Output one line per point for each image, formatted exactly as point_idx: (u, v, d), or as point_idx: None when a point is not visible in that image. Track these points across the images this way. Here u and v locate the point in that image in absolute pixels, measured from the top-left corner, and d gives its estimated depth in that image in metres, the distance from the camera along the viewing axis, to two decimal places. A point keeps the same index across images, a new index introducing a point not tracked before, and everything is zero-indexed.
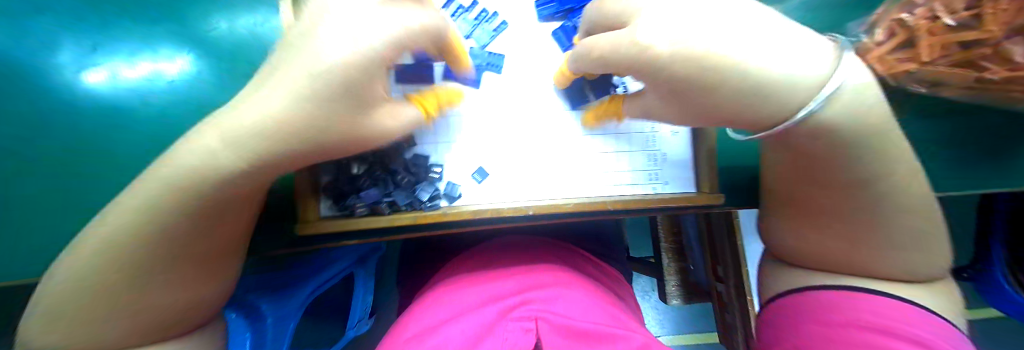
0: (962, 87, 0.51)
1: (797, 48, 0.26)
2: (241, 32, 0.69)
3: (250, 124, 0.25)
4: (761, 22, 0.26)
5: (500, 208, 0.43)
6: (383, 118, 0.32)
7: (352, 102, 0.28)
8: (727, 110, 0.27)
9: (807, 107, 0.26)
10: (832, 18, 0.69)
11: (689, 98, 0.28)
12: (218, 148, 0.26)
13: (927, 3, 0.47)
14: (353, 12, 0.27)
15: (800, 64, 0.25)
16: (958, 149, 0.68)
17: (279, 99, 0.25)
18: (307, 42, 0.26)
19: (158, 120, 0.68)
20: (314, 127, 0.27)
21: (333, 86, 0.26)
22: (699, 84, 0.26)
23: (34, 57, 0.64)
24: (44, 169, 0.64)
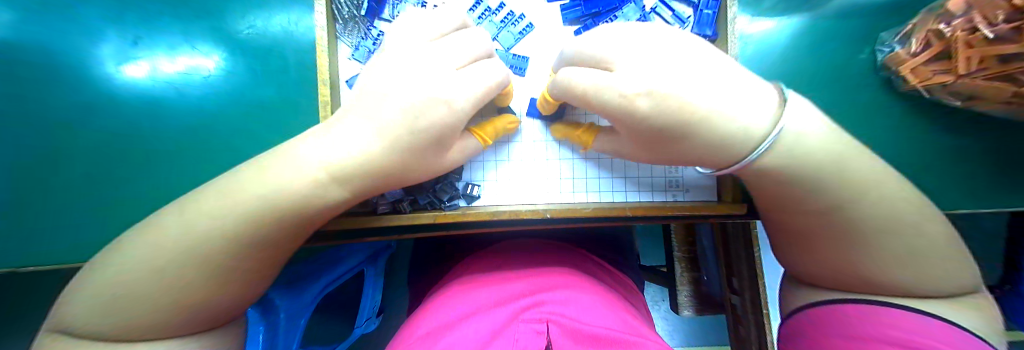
0: (1000, 102, 0.50)
1: (748, 97, 0.30)
2: (275, 30, 0.71)
3: (351, 160, 0.31)
4: (715, 72, 0.30)
5: (519, 210, 0.44)
6: (449, 155, 0.37)
7: (435, 147, 0.34)
8: (692, 154, 0.32)
9: (755, 152, 0.29)
10: (863, 30, 0.68)
11: (659, 143, 0.32)
12: (318, 172, 0.31)
13: (967, 13, 0.44)
14: (435, 78, 0.33)
15: (754, 113, 0.29)
16: (991, 166, 0.65)
17: (377, 141, 0.31)
18: (392, 98, 0.32)
19: (193, 115, 0.70)
20: (403, 167, 0.33)
21: (425, 134, 0.32)
22: (670, 130, 0.30)
23: (80, 51, 0.68)
24: (84, 158, 0.68)
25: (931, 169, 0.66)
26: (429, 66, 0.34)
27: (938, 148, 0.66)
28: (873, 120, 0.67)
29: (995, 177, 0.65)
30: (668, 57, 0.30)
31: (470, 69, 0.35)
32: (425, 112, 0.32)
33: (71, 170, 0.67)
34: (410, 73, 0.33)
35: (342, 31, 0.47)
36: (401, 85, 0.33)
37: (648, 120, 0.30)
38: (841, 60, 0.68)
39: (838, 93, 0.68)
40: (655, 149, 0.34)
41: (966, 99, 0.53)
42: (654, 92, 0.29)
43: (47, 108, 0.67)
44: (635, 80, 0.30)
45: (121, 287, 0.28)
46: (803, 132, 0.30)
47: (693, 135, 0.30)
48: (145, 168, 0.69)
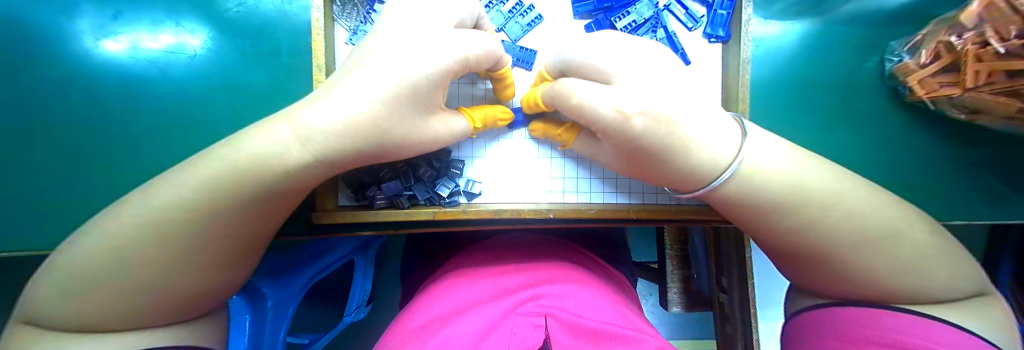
0: (1002, 117, 0.50)
1: (720, 130, 0.33)
2: (268, 9, 0.68)
3: (330, 123, 0.27)
4: (697, 105, 0.33)
5: (519, 209, 0.42)
6: (433, 124, 0.35)
7: (419, 108, 0.32)
8: (665, 171, 0.34)
9: (717, 179, 0.32)
10: (869, 37, 0.68)
11: (636, 159, 0.35)
12: (290, 143, 0.27)
13: (979, 26, 0.44)
14: (428, 34, 0.32)
15: (722, 143, 0.32)
16: (981, 176, 0.66)
17: (364, 99, 0.28)
18: (386, 54, 0.30)
19: (177, 95, 0.67)
20: (390, 131, 0.30)
21: (410, 91, 0.30)
22: (654, 151, 0.32)
23: (55, 22, 0.64)
24: (59, 134, 0.64)
25: (924, 176, 0.67)
26: (421, 29, 0.33)
27: (933, 157, 0.67)
28: (869, 127, 0.68)
29: (987, 186, 0.66)
30: (659, 80, 0.34)
31: (464, 31, 0.34)
32: (418, 65, 0.30)
33: (46, 148, 0.64)
34: (406, 32, 0.32)
35: (340, 14, 0.44)
36: (392, 47, 0.31)
37: (638, 139, 0.32)
38: (846, 68, 0.68)
39: (840, 101, 0.68)
40: (632, 164, 0.36)
41: (970, 112, 0.54)
42: (651, 113, 0.31)
43: (18, 83, 0.63)
44: (636, 101, 0.31)
45: (91, 280, 0.26)
46: (767, 167, 0.31)
47: (670, 156, 0.32)
48: (125, 149, 0.66)
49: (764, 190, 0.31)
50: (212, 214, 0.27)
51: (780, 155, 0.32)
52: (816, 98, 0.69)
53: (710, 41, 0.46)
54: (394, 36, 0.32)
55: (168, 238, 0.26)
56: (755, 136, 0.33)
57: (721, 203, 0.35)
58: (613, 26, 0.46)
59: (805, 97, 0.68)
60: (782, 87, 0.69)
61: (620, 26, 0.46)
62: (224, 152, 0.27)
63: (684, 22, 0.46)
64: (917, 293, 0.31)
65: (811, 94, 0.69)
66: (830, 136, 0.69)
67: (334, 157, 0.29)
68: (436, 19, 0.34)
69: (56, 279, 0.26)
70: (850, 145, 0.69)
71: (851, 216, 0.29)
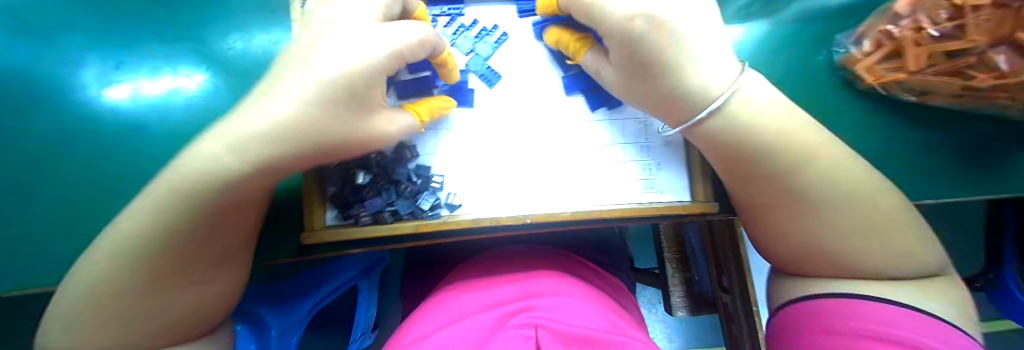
0: (951, 95, 0.53)
1: (720, 65, 0.36)
2: (256, 50, 0.72)
3: (262, 126, 0.29)
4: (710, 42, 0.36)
5: (500, 217, 0.45)
6: (382, 124, 0.36)
7: (355, 107, 0.33)
8: (659, 92, 0.37)
9: (706, 110, 0.36)
10: (823, 31, 0.72)
11: (638, 71, 0.36)
12: (224, 154, 0.29)
13: (912, 14, 0.49)
14: (360, 31, 0.33)
15: (720, 75, 0.36)
16: (948, 155, 0.69)
17: (287, 102, 0.30)
18: (318, 57, 0.32)
19: (176, 136, 0.71)
20: (329, 130, 0.32)
21: (343, 90, 0.31)
22: (648, 55, 0.35)
23: (61, 78, 0.68)
24: (62, 182, 0.67)
25: (896, 162, 0.70)
26: (346, 28, 0.33)
27: (900, 140, 0.70)
28: (839, 116, 0.70)
29: (957, 167, 0.70)
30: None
31: (393, 24, 0.34)
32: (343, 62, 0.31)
33: (54, 195, 0.67)
34: (346, 31, 0.33)
35: None
36: (321, 48, 0.32)
37: (636, 43, 0.34)
38: (803, 63, 0.71)
39: (807, 92, 0.71)
40: (633, 82, 0.38)
41: (920, 94, 0.57)
42: (647, 20, 0.33)
43: (27, 136, 0.67)
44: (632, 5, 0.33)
45: None
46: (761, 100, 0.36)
47: (659, 72, 0.36)
48: (125, 191, 0.69)
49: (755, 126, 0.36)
50: None
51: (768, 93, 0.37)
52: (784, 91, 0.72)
53: None
54: (323, 38, 0.33)
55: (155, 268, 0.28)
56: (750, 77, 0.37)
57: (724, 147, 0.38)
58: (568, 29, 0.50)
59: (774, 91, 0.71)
60: None
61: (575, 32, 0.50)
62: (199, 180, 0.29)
63: None
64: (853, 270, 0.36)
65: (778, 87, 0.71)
66: None
67: (274, 163, 0.32)
68: (359, 15, 0.34)
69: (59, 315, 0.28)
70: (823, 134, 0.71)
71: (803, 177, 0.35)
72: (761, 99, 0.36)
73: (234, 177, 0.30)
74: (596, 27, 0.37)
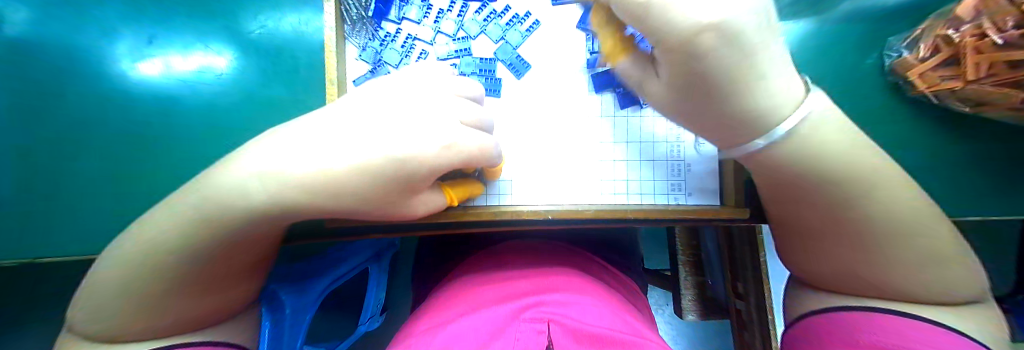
0: (1011, 107, 0.51)
1: (789, 72, 0.26)
2: (285, 31, 0.73)
3: (293, 173, 0.24)
4: (774, 36, 0.25)
5: (520, 210, 0.44)
6: (420, 202, 0.32)
7: (409, 186, 0.29)
8: (719, 114, 0.27)
9: (769, 136, 0.27)
10: (868, 34, 0.70)
11: (691, 90, 0.26)
12: (251, 181, 0.24)
13: (977, 19, 0.46)
14: (433, 109, 0.30)
15: (795, 83, 0.26)
16: (985, 172, 0.69)
17: (337, 162, 0.24)
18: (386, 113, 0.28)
19: (204, 111, 0.72)
20: (369, 198, 0.27)
21: (405, 168, 0.26)
22: (716, 71, 0.23)
23: (96, 48, 0.70)
24: (98, 151, 0.70)
25: (919, 171, 0.70)
26: (430, 102, 0.30)
27: (937, 154, 0.70)
28: (874, 121, 0.70)
29: (979, 182, 0.70)
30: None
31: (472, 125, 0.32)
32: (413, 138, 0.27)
33: (90, 162, 0.70)
34: (417, 102, 0.30)
35: (351, 33, 0.48)
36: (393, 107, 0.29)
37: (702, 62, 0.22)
38: (845, 64, 0.71)
39: (844, 95, 0.71)
40: (681, 100, 0.27)
41: (975, 104, 0.56)
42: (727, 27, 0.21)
43: (65, 105, 0.69)
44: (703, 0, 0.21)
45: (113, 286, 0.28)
46: (823, 117, 0.27)
47: (730, 91, 0.24)
48: (157, 162, 0.71)
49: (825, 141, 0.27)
50: None
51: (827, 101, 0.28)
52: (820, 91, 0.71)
53: None
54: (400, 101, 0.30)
55: None
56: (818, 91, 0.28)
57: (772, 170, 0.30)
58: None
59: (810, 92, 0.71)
60: None
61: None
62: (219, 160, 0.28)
63: None
64: (914, 293, 0.31)
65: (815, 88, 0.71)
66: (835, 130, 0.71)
67: (301, 208, 0.26)
68: (444, 89, 0.32)
69: (86, 288, 0.28)
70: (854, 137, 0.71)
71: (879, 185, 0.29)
72: (828, 121, 0.27)
73: (260, 208, 0.25)
74: (644, 31, 0.24)
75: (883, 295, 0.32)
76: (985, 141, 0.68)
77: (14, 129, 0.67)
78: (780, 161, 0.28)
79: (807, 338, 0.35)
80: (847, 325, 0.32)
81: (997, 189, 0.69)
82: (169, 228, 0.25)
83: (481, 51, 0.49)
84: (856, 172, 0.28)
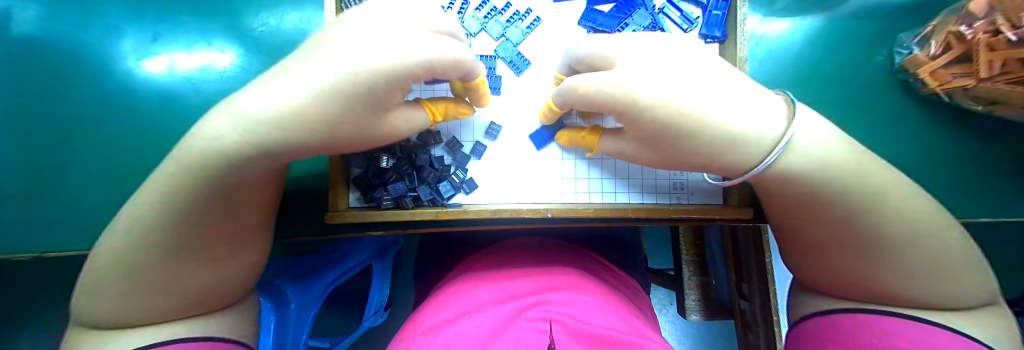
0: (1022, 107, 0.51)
1: (756, 104, 0.29)
2: (288, 28, 0.73)
3: (256, 111, 0.24)
4: (720, 78, 0.30)
5: (520, 209, 0.44)
6: (391, 120, 0.34)
7: (376, 107, 0.30)
8: (700, 155, 0.31)
9: (761, 165, 0.29)
10: (876, 31, 0.69)
11: (660, 138, 0.31)
12: (228, 134, 0.24)
13: (989, 15, 0.46)
14: (384, 29, 0.29)
15: (763, 121, 0.28)
16: (997, 173, 0.68)
17: (297, 90, 0.25)
18: (337, 47, 0.27)
19: (208, 108, 0.73)
20: (343, 128, 0.29)
21: (365, 88, 0.27)
22: (664, 123, 0.29)
23: (104, 47, 0.71)
24: (106, 147, 0.71)
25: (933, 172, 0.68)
26: (385, 25, 0.30)
27: (949, 154, 0.68)
28: (881, 120, 0.69)
29: (994, 183, 0.68)
30: (661, 57, 0.31)
31: (433, 37, 0.31)
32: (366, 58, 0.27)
33: (98, 158, 0.71)
34: (363, 26, 0.30)
35: None
36: (344, 40, 0.28)
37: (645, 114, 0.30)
38: (852, 62, 0.70)
39: (851, 93, 0.70)
40: (657, 144, 0.33)
41: (987, 103, 0.55)
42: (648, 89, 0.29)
43: (74, 103, 0.70)
44: (630, 75, 0.31)
45: (118, 280, 0.28)
46: (812, 138, 0.29)
47: (688, 135, 0.29)
48: (164, 159, 0.72)
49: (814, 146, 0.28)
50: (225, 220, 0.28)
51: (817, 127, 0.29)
52: (826, 90, 0.70)
53: (706, 42, 0.47)
54: (350, 33, 0.29)
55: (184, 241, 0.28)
56: (804, 113, 0.30)
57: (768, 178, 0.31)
58: (599, 9, 0.48)
59: (816, 91, 0.70)
60: (794, 81, 0.71)
61: (606, 11, 0.48)
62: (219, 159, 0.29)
63: (679, 24, 0.47)
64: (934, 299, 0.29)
65: (821, 87, 0.70)
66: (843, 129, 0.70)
67: None
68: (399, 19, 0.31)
69: (90, 282, 0.29)
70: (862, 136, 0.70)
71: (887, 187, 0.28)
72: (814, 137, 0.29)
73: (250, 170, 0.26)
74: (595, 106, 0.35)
75: (903, 302, 0.30)
76: (993, 143, 0.67)
77: (26, 125, 0.69)
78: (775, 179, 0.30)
79: (818, 341, 0.33)
80: (870, 331, 0.30)
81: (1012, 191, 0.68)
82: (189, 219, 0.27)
83: (482, 48, 0.49)
84: (856, 172, 0.28)
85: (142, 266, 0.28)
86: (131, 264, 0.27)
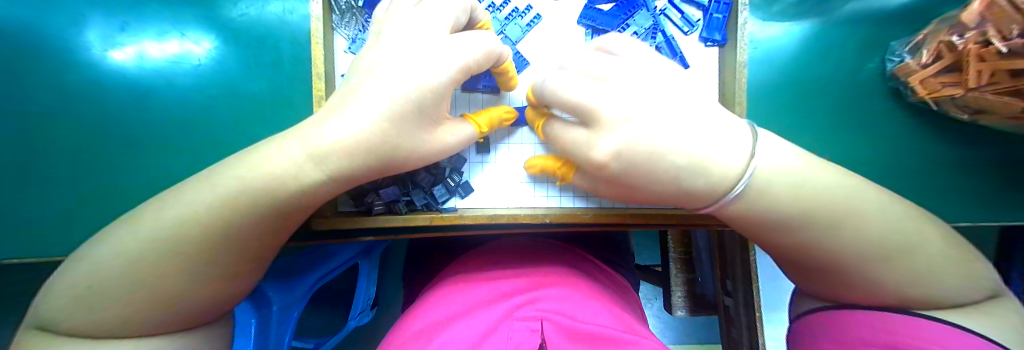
0: (1007, 116, 0.52)
1: (722, 139, 0.29)
2: (270, 18, 0.69)
3: (328, 142, 0.29)
4: (688, 114, 0.30)
5: (517, 214, 0.43)
6: (438, 136, 0.34)
7: (422, 122, 0.32)
8: (663, 199, 0.32)
9: (732, 192, 0.29)
10: (865, 39, 0.71)
11: (630, 191, 0.33)
12: (305, 162, 0.29)
13: (981, 26, 0.46)
14: (427, 44, 0.32)
15: (727, 154, 0.29)
16: (972, 177, 0.70)
17: (371, 114, 0.29)
18: (386, 69, 0.31)
19: (183, 102, 0.68)
20: (398, 146, 0.31)
21: (415, 107, 0.30)
22: (631, 177, 0.31)
23: (63, 33, 0.65)
24: (65, 143, 0.66)
25: (910, 176, 0.71)
26: (419, 43, 0.32)
27: (927, 157, 0.71)
28: (862, 125, 0.71)
29: (971, 186, 0.70)
30: (652, 93, 0.30)
31: (461, 35, 0.33)
32: (419, 77, 0.30)
33: (58, 155, 0.66)
34: (405, 42, 0.32)
35: (339, 23, 0.45)
36: (390, 63, 0.31)
37: (620, 176, 0.31)
38: (841, 69, 0.71)
39: (837, 99, 0.72)
40: (632, 195, 0.34)
41: (975, 112, 0.56)
42: (625, 151, 0.29)
43: (31, 95, 0.65)
44: (609, 135, 0.30)
45: (76, 292, 0.25)
46: (791, 166, 0.29)
47: (662, 178, 0.30)
48: (132, 156, 0.68)
49: (795, 176, 0.29)
50: (194, 225, 0.26)
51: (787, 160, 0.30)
52: (814, 95, 0.72)
53: (706, 45, 0.46)
54: (394, 54, 0.32)
55: (148, 253, 0.26)
56: (764, 144, 0.30)
57: (758, 213, 0.30)
58: (600, 9, 0.47)
59: (803, 96, 0.71)
60: (784, 87, 0.72)
61: (606, 10, 0.47)
62: (225, 168, 0.29)
63: (680, 26, 0.46)
64: (920, 301, 0.30)
65: (809, 92, 0.72)
66: (824, 134, 0.72)
67: None
68: (427, 29, 0.33)
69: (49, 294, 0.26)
70: (842, 140, 0.72)
71: (868, 199, 0.30)
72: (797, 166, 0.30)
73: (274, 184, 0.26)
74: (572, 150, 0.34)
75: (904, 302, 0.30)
76: (974, 148, 0.69)
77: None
78: (753, 212, 0.30)
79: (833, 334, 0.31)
80: (908, 322, 0.29)
81: (989, 193, 0.70)
82: (196, 217, 0.26)
83: None
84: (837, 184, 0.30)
85: (100, 279, 0.25)
86: (94, 275, 0.25)
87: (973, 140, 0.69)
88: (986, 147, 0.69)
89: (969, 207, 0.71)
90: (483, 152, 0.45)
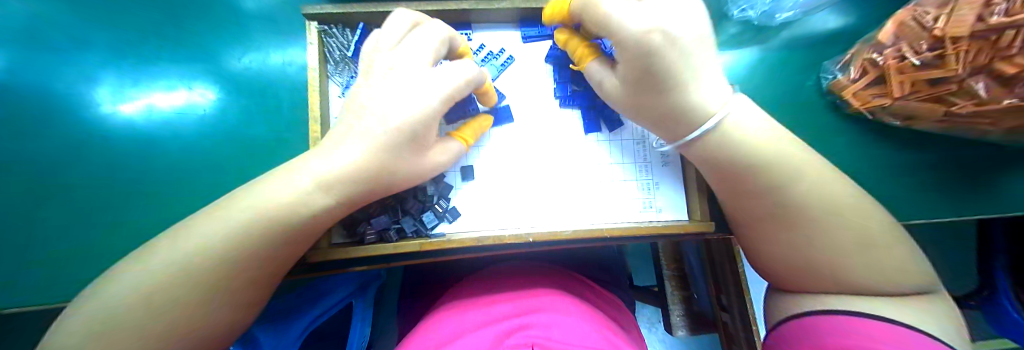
0: (933, 121, 0.58)
1: (716, 84, 0.39)
2: (269, 69, 0.75)
3: (333, 169, 0.35)
4: (709, 48, 0.39)
5: (501, 235, 0.46)
6: (432, 155, 0.39)
7: (413, 146, 0.37)
8: (665, 106, 0.39)
9: (700, 128, 0.39)
10: (806, 59, 0.78)
11: (648, 87, 0.38)
12: (312, 188, 0.34)
13: (896, 44, 0.53)
14: (418, 77, 0.37)
15: (715, 91, 0.39)
16: (931, 178, 0.75)
17: (366, 144, 0.35)
18: (382, 104, 0.36)
19: (185, 149, 0.72)
20: (392, 169, 0.36)
21: (406, 136, 0.36)
22: (661, 67, 0.36)
23: (75, 92, 0.70)
24: (69, 195, 0.69)
25: (874, 180, 0.76)
26: (410, 76, 0.37)
27: (886, 161, 0.76)
28: (820, 135, 0.77)
29: (930, 186, 0.75)
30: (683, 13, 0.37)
31: (451, 65, 0.37)
32: (410, 109, 0.35)
33: (62, 206, 0.68)
34: (399, 75, 0.37)
35: (333, 73, 0.50)
36: (384, 96, 0.36)
37: (652, 59, 0.36)
38: (792, 86, 0.78)
39: (785, 111, 0.77)
40: (643, 97, 0.39)
41: (905, 119, 0.62)
42: (662, 33, 0.35)
43: (43, 151, 0.69)
44: (650, 20, 0.35)
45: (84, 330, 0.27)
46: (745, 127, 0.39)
47: (676, 77, 0.37)
48: (131, 205, 0.70)
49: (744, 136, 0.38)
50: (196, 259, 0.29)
51: (758, 118, 0.40)
52: (769, 111, 0.78)
53: None
54: (388, 87, 0.37)
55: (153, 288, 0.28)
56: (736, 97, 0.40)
57: (723, 150, 0.39)
58: None
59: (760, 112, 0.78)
60: None
61: None
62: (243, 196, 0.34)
63: None
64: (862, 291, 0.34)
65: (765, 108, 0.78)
66: None
67: None
68: (418, 64, 0.37)
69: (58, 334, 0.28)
70: None
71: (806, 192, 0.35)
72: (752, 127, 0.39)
73: None
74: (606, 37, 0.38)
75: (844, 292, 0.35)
76: (926, 150, 0.75)
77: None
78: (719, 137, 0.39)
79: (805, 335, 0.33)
80: (871, 326, 0.31)
81: (949, 192, 0.74)
82: None
83: None
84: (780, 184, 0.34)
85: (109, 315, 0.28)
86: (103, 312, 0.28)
87: (924, 143, 0.75)
88: (937, 149, 0.74)
89: (932, 207, 0.75)
90: (467, 178, 0.48)
